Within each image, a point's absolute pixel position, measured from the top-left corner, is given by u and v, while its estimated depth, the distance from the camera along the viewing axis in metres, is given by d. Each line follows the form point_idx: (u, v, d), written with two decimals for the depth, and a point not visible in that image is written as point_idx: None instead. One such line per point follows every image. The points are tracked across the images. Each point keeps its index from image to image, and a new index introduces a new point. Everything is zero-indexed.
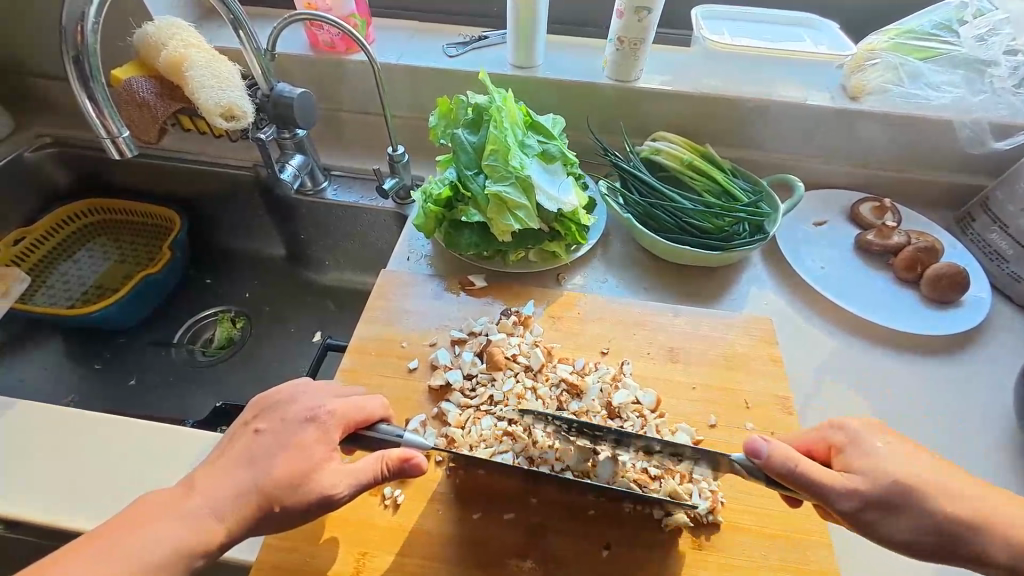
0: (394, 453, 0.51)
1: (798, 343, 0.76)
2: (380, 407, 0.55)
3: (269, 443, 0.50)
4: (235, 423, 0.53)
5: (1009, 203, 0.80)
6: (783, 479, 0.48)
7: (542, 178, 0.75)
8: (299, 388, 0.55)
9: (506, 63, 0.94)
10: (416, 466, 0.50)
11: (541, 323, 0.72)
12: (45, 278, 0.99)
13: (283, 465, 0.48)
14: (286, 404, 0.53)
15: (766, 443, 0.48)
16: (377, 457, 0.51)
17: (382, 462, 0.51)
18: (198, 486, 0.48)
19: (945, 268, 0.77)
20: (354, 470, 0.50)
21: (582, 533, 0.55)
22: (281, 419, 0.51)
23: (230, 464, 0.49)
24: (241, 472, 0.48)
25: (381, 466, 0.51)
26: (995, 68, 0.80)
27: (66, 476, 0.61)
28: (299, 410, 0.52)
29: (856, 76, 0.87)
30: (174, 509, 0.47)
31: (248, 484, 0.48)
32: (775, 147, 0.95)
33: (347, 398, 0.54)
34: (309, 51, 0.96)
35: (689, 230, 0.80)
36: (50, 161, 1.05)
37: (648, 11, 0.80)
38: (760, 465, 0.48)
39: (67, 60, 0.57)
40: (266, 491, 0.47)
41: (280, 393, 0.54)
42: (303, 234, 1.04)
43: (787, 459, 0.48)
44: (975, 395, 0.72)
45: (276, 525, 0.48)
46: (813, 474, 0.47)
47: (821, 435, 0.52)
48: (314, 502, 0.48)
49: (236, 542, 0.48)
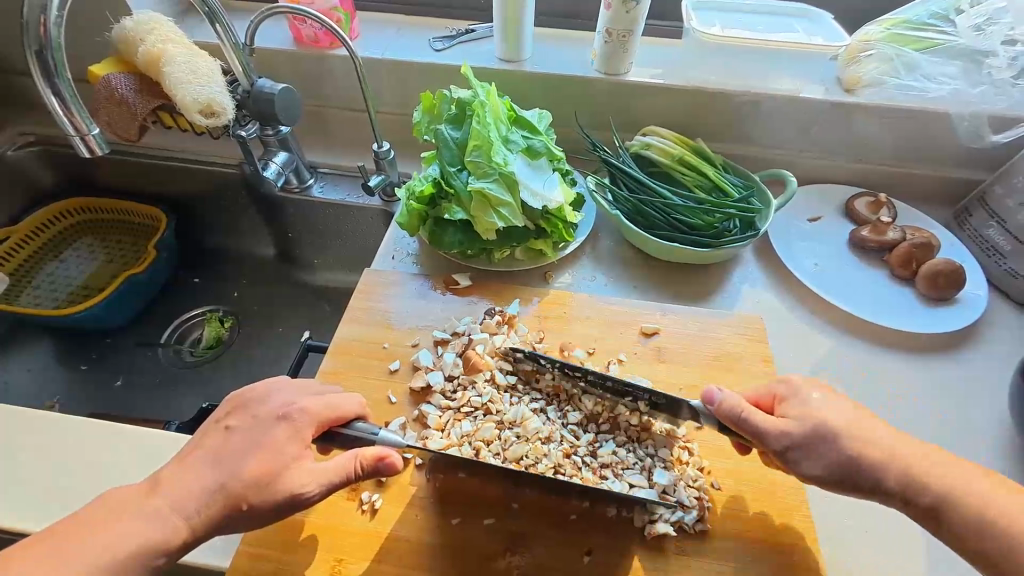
0: (370, 451, 0.50)
1: (788, 339, 0.75)
2: (357, 406, 0.54)
3: (240, 443, 0.48)
4: (210, 420, 0.52)
5: (1008, 199, 0.78)
6: (731, 423, 0.52)
7: (527, 174, 0.73)
8: (273, 386, 0.53)
9: (494, 57, 0.92)
10: (391, 465, 0.49)
11: (526, 323, 0.71)
12: (32, 278, 0.98)
13: (254, 464, 0.47)
14: (259, 402, 0.51)
15: (719, 391, 0.52)
16: (350, 455, 0.50)
17: (357, 460, 0.49)
18: (164, 482, 0.47)
19: (941, 265, 0.75)
20: (326, 469, 0.48)
21: (564, 539, 0.54)
22: (253, 417, 0.50)
23: (200, 461, 0.48)
24: (210, 470, 0.47)
25: (353, 462, 0.49)
26: (994, 59, 0.76)
27: (56, 480, 0.60)
28: (273, 408, 0.51)
29: (851, 68, 0.85)
30: (141, 510, 0.45)
31: (215, 484, 0.46)
32: (767, 142, 0.93)
33: (322, 397, 0.53)
34: (293, 45, 0.94)
35: (679, 228, 0.78)
36: (34, 161, 1.04)
37: (635, 2, 0.78)
38: (712, 410, 0.53)
39: (30, 54, 0.55)
40: (235, 492, 0.46)
41: (253, 391, 0.53)
42: (291, 233, 1.03)
43: (736, 407, 0.51)
44: (970, 394, 0.70)
45: (248, 524, 0.47)
46: (759, 421, 0.51)
47: (774, 401, 0.54)
48: (286, 505, 0.47)
49: (202, 541, 0.47)
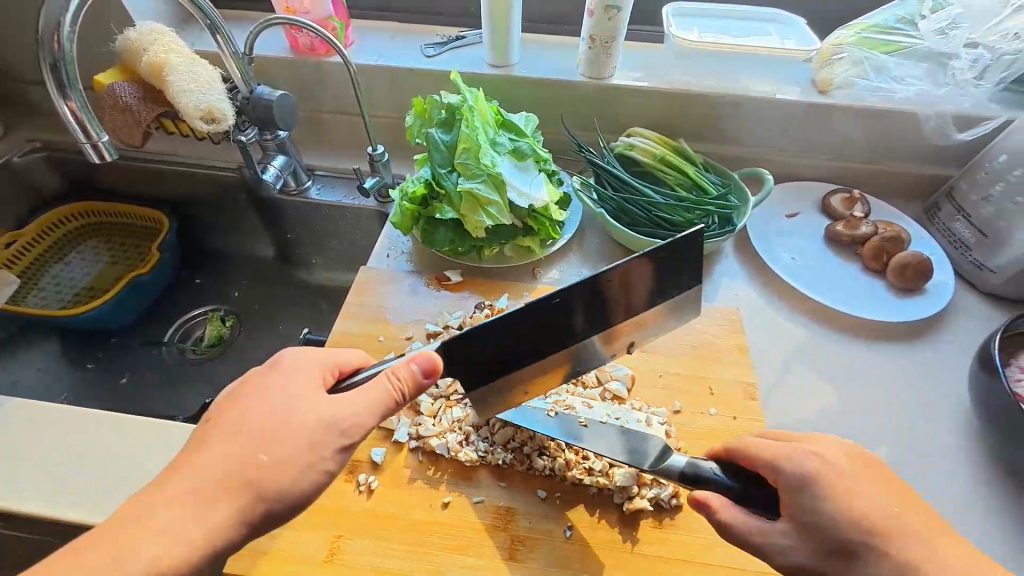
0: (401, 371, 0.51)
1: (765, 331, 0.78)
2: (339, 363, 0.54)
3: (279, 415, 0.48)
4: (230, 406, 0.48)
5: (972, 194, 0.82)
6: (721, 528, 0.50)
7: (513, 175, 0.77)
8: (279, 363, 0.52)
9: (483, 63, 0.96)
10: (427, 374, 0.52)
11: (514, 316, 0.75)
12: (38, 281, 1.01)
13: (307, 432, 0.48)
14: (285, 376, 0.51)
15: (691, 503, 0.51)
16: (385, 387, 0.51)
17: (392, 388, 0.51)
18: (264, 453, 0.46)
19: (909, 258, 0.79)
20: (363, 406, 0.50)
21: (549, 515, 0.57)
22: (281, 388, 0.49)
23: (281, 431, 0.47)
24: (297, 439, 0.47)
25: (389, 376, 0.51)
26: (957, 61, 0.80)
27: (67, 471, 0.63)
28: (297, 380, 0.50)
29: (824, 71, 0.88)
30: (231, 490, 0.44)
31: (257, 466, 0.45)
32: (746, 142, 0.97)
33: (317, 361, 0.53)
34: (290, 53, 0.97)
35: (660, 224, 0.82)
36: (40, 166, 1.07)
37: (617, 10, 0.81)
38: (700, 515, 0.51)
39: (45, 68, 0.59)
40: (282, 454, 0.46)
41: (273, 369, 0.51)
42: (290, 234, 1.06)
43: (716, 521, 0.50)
44: (939, 378, 0.73)
45: (300, 480, 0.47)
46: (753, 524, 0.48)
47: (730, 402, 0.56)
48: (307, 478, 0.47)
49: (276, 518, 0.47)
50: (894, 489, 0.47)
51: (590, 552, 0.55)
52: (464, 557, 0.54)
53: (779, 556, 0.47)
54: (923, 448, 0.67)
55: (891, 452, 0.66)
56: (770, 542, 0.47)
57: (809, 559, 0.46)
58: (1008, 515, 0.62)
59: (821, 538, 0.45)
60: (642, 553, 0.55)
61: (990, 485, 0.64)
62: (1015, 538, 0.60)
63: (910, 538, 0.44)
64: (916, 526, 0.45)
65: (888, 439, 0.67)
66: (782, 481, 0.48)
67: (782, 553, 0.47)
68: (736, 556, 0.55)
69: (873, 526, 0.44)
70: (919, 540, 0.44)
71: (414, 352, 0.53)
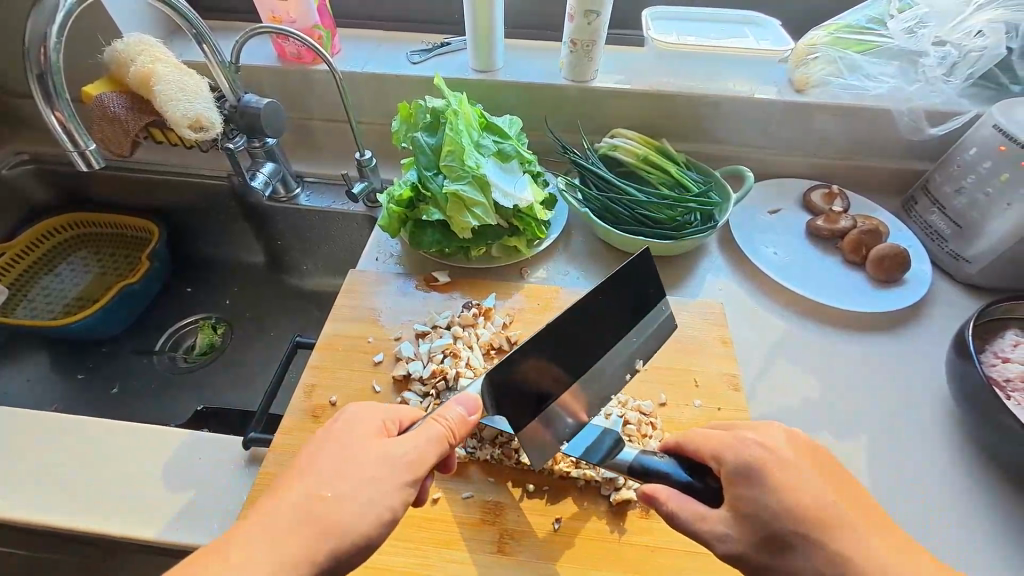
0: (455, 412, 0.52)
1: (748, 325, 0.80)
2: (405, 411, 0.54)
3: (349, 452, 0.48)
4: (307, 451, 0.49)
5: (946, 186, 0.85)
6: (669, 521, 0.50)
7: (497, 176, 0.78)
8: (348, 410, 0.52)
9: (468, 68, 0.98)
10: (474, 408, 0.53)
11: (502, 314, 0.76)
12: (27, 292, 1.01)
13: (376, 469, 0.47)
14: (354, 418, 0.51)
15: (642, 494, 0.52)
16: (442, 425, 0.51)
17: (448, 427, 0.51)
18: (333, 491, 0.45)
19: (887, 250, 0.81)
20: (423, 443, 0.49)
21: (537, 507, 0.58)
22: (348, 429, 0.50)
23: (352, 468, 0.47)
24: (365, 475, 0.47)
25: (438, 418, 0.51)
26: (926, 58, 0.84)
27: (54, 479, 0.63)
28: (368, 422, 0.51)
29: (800, 70, 0.90)
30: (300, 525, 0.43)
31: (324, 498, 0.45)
32: (727, 141, 0.99)
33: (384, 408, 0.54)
34: (277, 62, 0.99)
35: (644, 222, 0.83)
36: (28, 178, 1.07)
37: (596, 15, 0.84)
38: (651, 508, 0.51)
39: (32, 78, 0.60)
40: (347, 490, 0.45)
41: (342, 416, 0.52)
42: (280, 240, 1.07)
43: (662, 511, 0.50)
44: (919, 366, 0.75)
45: (367, 518, 0.45)
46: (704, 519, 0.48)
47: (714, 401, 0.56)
48: (373, 514, 0.45)
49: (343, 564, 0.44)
50: (843, 482, 0.48)
51: (576, 543, 0.56)
52: (454, 552, 0.55)
53: (742, 545, 0.47)
54: (903, 435, 0.68)
55: (873, 439, 0.68)
56: (710, 530, 0.48)
57: (746, 547, 0.47)
58: (982, 496, 0.63)
59: (760, 526, 0.46)
60: (628, 542, 0.56)
61: (969, 469, 0.65)
62: (991, 520, 0.62)
63: (858, 530, 0.45)
64: (851, 517, 0.45)
65: (870, 426, 0.69)
66: (727, 470, 0.49)
67: (721, 541, 0.47)
68: None
69: (813, 514, 0.45)
70: (865, 533, 0.45)
71: (456, 395, 0.54)
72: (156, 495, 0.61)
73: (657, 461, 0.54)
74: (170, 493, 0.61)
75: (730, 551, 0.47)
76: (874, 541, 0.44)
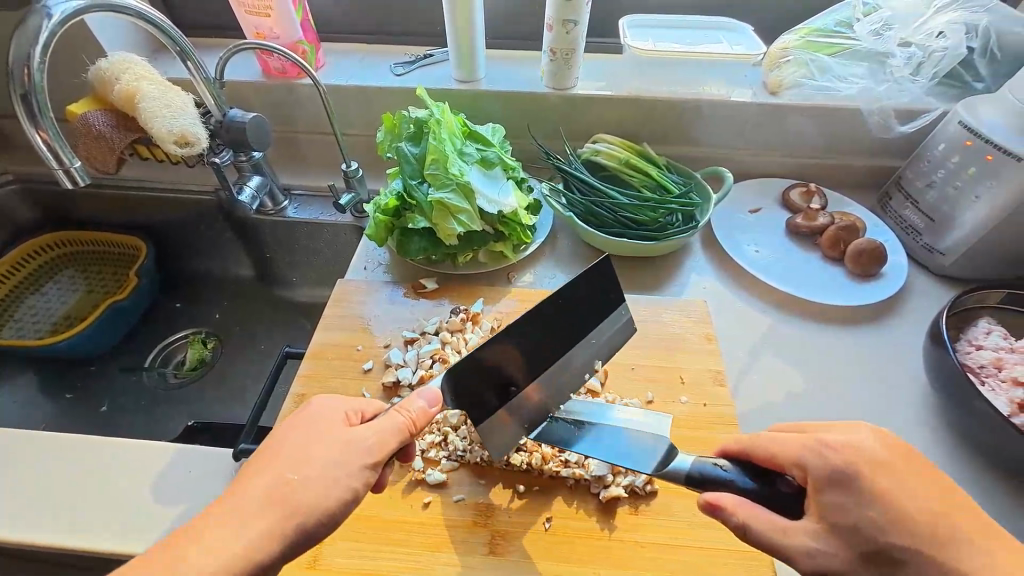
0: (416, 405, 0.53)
1: (732, 322, 0.81)
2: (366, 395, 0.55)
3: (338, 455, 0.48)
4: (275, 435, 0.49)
5: (918, 181, 0.87)
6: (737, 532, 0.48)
7: (481, 183, 0.79)
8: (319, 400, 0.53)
9: (450, 79, 0.99)
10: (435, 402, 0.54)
11: (490, 319, 0.76)
12: (13, 312, 1.01)
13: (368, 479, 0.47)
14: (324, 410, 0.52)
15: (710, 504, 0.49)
16: (401, 418, 0.52)
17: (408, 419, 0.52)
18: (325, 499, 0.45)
19: (864, 245, 0.83)
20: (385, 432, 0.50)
21: (528, 506, 0.59)
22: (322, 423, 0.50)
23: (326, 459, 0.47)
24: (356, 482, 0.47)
25: (402, 409, 0.52)
26: (893, 59, 0.87)
27: (42, 500, 0.62)
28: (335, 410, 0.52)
29: (774, 73, 0.93)
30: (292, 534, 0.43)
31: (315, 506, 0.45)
32: (707, 143, 1.01)
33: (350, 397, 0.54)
34: (261, 77, 1.00)
35: (627, 224, 0.85)
36: (13, 198, 1.07)
37: (574, 24, 0.86)
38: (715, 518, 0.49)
39: (16, 99, 0.60)
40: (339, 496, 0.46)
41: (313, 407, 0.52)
42: (269, 253, 1.07)
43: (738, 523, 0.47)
44: (900, 357, 0.77)
45: None
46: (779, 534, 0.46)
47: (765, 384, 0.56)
48: None
49: None
50: None
51: (568, 542, 0.56)
52: (448, 554, 0.55)
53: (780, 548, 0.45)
54: (887, 424, 0.70)
55: None
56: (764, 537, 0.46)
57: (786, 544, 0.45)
58: (964, 481, 0.65)
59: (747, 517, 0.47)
60: (619, 539, 0.56)
61: (951, 456, 0.67)
62: None
63: None
64: None
65: (853, 418, 0.70)
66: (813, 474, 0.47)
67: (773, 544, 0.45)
68: (707, 535, 0.57)
69: (926, 527, 0.44)
70: None
71: (419, 388, 0.55)
72: (147, 512, 0.61)
73: (714, 467, 0.52)
74: (160, 509, 0.61)
75: (817, 565, 0.44)
76: (997, 553, 0.43)
